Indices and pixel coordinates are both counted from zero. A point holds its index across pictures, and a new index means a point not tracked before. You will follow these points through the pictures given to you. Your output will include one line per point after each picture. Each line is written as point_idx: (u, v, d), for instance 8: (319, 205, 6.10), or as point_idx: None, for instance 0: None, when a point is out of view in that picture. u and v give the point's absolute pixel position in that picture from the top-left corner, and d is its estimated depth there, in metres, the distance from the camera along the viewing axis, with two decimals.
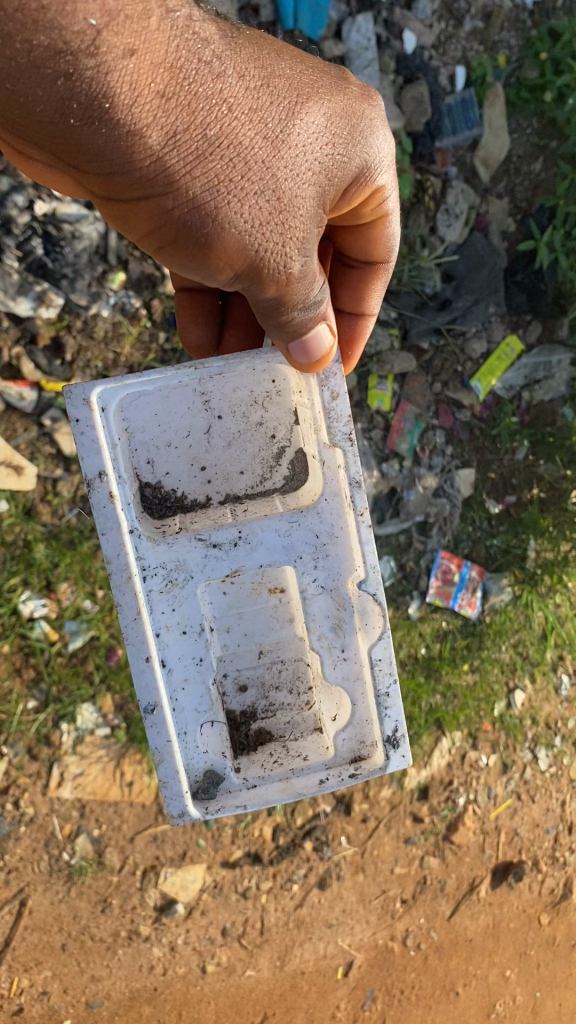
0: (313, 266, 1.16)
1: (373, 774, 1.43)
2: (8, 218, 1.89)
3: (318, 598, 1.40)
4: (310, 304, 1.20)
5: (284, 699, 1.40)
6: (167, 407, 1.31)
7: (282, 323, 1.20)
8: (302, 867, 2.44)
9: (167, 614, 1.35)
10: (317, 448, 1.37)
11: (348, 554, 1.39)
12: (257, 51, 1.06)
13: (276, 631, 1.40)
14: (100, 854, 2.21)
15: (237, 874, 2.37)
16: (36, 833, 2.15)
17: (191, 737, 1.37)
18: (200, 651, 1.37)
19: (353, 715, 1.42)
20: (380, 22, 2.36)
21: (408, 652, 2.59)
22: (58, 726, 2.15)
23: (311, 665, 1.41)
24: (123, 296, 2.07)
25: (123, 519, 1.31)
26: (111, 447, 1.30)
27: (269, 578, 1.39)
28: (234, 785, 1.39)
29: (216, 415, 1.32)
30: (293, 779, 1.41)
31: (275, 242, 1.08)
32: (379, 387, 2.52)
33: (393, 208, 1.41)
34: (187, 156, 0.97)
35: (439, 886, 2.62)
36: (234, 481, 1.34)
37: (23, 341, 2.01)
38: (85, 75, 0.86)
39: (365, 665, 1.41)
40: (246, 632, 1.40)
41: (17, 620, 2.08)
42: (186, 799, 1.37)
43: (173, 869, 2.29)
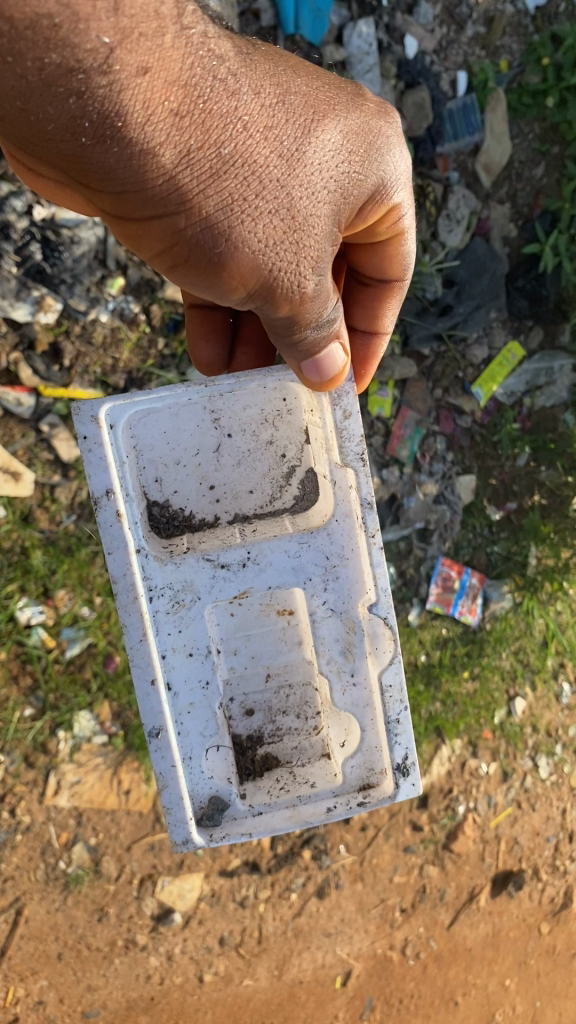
0: (327, 285, 1.15)
1: (382, 803, 1.40)
2: (7, 223, 1.88)
3: (328, 622, 1.37)
4: (323, 323, 1.18)
5: (291, 723, 1.37)
6: (176, 424, 1.31)
7: (294, 341, 1.19)
8: (301, 875, 2.43)
9: (173, 635, 1.33)
10: (328, 468, 1.36)
11: (359, 576, 1.37)
12: (272, 67, 1.05)
13: (284, 653, 1.38)
14: (96, 863, 2.20)
15: (235, 883, 2.36)
16: (32, 841, 2.14)
17: (196, 762, 1.35)
18: (207, 674, 1.35)
19: (362, 742, 1.39)
20: (382, 27, 2.35)
21: (408, 659, 2.58)
22: (55, 734, 2.13)
23: (320, 690, 1.38)
24: (122, 301, 2.05)
25: (130, 538, 1.30)
26: (119, 465, 1.30)
27: (277, 599, 1.37)
28: (239, 812, 1.37)
29: (226, 432, 1.32)
30: (300, 806, 1.38)
31: (288, 261, 1.07)
32: (379, 394, 2.51)
33: (409, 225, 1.40)
34: (201, 175, 0.95)
35: (438, 895, 2.60)
36: (243, 500, 1.33)
37: (21, 346, 1.99)
38: (97, 93, 0.85)
39: (375, 691, 1.39)
40: (253, 655, 1.37)
41: (14, 627, 2.07)
42: (190, 826, 1.34)
43: (170, 877, 2.28)
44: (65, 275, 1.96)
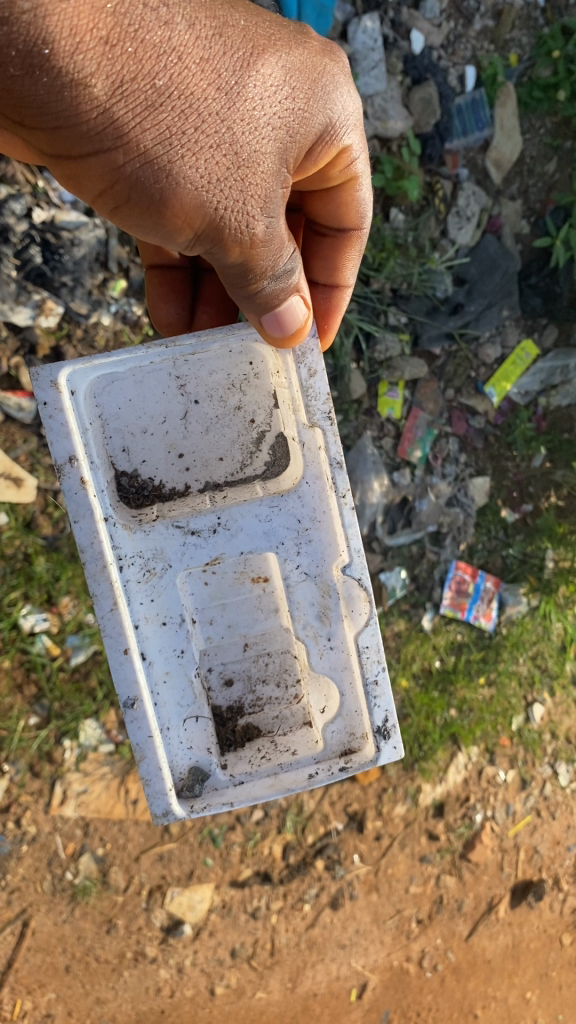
0: (280, 230, 1.13)
1: (364, 767, 1.37)
2: (6, 226, 1.85)
3: (303, 587, 1.34)
4: (280, 273, 1.16)
5: (272, 692, 1.34)
6: (141, 391, 1.26)
7: (252, 292, 1.17)
8: (314, 886, 2.39)
9: (146, 604, 1.29)
10: (296, 430, 1.32)
11: (332, 538, 1.33)
12: (208, 0, 1.03)
13: (261, 622, 1.34)
14: (104, 874, 2.16)
15: (246, 895, 2.32)
16: (38, 852, 2.11)
17: (174, 733, 1.31)
18: (181, 643, 1.31)
19: (342, 707, 1.36)
20: (387, 22, 2.31)
21: (421, 666, 2.51)
22: (61, 743, 2.10)
23: (298, 656, 1.35)
24: (125, 303, 2.04)
25: (97, 506, 1.26)
26: (83, 433, 1.25)
27: (251, 567, 1.33)
28: (221, 782, 1.33)
29: (193, 399, 1.27)
30: (281, 774, 1.35)
31: (235, 200, 1.06)
32: (389, 394, 2.44)
33: (363, 170, 1.38)
34: (136, 107, 0.94)
35: (456, 906, 2.54)
36: (213, 467, 1.29)
37: (22, 351, 1.96)
38: (22, 19, 0.83)
39: (352, 653, 1.36)
40: (229, 624, 1.33)
41: (18, 635, 2.04)
42: (170, 798, 1.30)
43: (179, 888, 2.24)
44: (65, 279, 1.94)
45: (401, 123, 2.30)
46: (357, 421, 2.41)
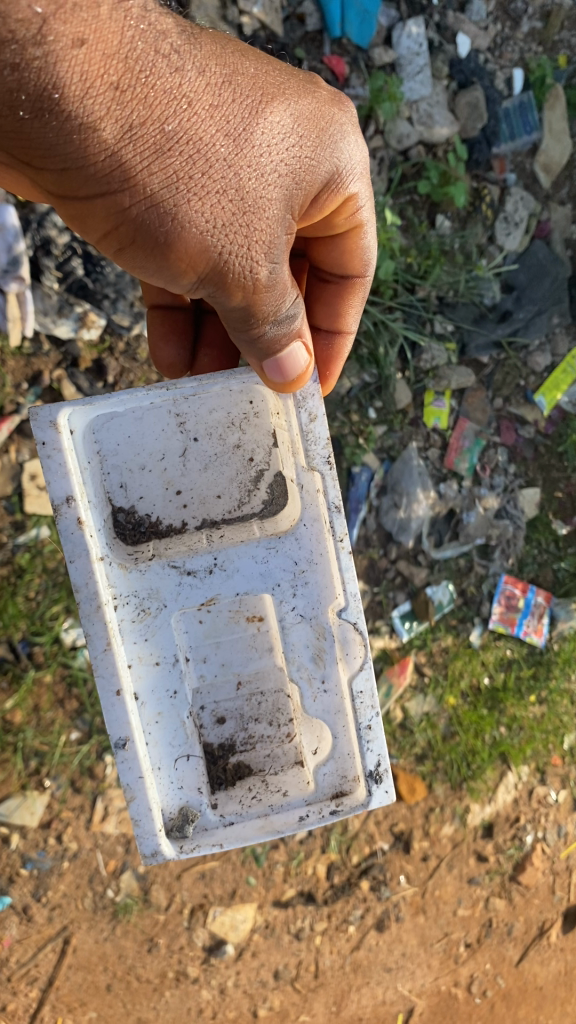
0: (282, 276, 1.12)
1: (355, 811, 1.33)
2: (48, 238, 1.86)
3: (298, 628, 1.33)
4: (282, 318, 1.15)
5: (264, 731, 1.31)
6: (140, 429, 1.23)
7: (252, 335, 1.16)
8: (359, 907, 2.34)
9: (139, 644, 1.28)
10: (295, 472, 1.31)
11: (328, 582, 1.32)
12: (219, 47, 1.03)
13: (255, 661, 1.32)
14: (146, 892, 2.11)
15: (289, 915, 2.27)
16: (79, 869, 2.04)
17: (165, 772, 1.29)
18: (174, 683, 1.30)
19: (335, 749, 1.34)
20: (432, 26, 2.27)
21: (470, 682, 2.44)
22: (102, 758, 2.04)
23: (292, 696, 1.32)
24: None
25: (93, 545, 1.23)
26: (81, 470, 1.23)
27: (246, 605, 1.32)
28: (210, 823, 1.30)
29: (192, 437, 1.25)
30: (272, 816, 1.32)
31: (239, 245, 1.05)
32: (435, 404, 2.38)
33: (369, 215, 1.37)
34: (145, 152, 0.93)
35: (505, 929, 2.48)
36: (211, 505, 1.26)
37: (65, 364, 1.95)
38: (34, 65, 0.83)
39: (346, 698, 1.33)
40: (223, 663, 1.31)
41: (60, 649, 1.98)
42: (159, 838, 1.26)
43: (222, 907, 2.20)
44: (107, 291, 1.93)
45: (448, 128, 2.25)
46: (402, 430, 2.34)
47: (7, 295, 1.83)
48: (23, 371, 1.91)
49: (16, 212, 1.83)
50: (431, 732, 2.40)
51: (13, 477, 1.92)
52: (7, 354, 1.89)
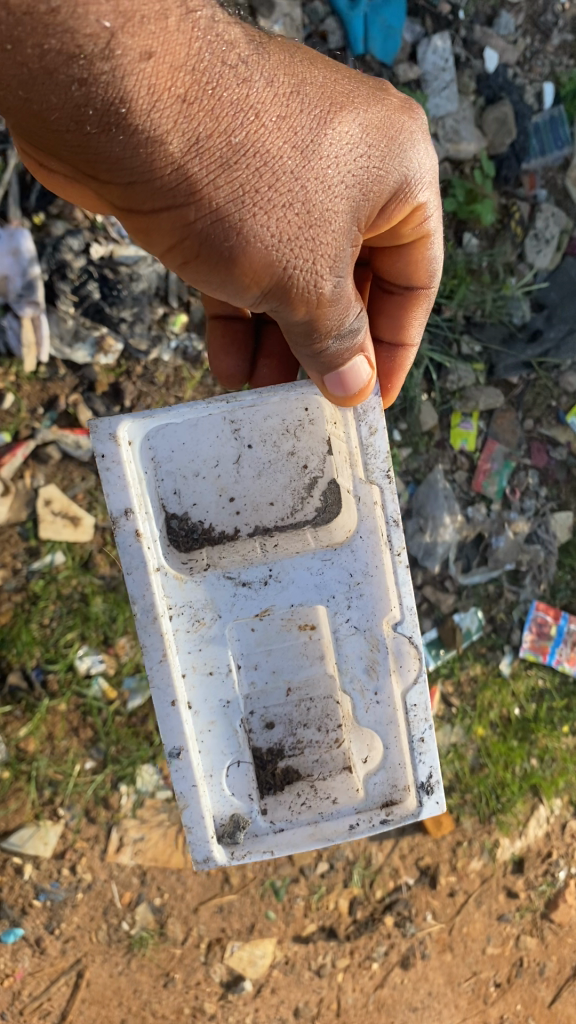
0: (348, 289, 1.08)
1: (406, 821, 1.32)
2: (63, 262, 1.83)
3: (351, 641, 1.32)
4: (345, 333, 1.12)
5: (312, 737, 1.31)
6: (195, 436, 1.28)
7: (317, 351, 1.13)
8: (383, 943, 2.28)
9: (193, 653, 1.28)
10: (352, 484, 1.31)
11: (383, 593, 1.31)
12: (287, 58, 1.02)
13: (306, 669, 1.32)
14: (161, 925, 2.07)
15: (310, 950, 2.21)
16: (94, 901, 2.01)
17: (216, 781, 1.28)
18: (227, 692, 1.30)
19: (386, 759, 1.32)
20: (458, 41, 2.22)
21: (499, 713, 2.37)
22: (117, 788, 2.00)
23: (342, 706, 1.32)
24: (185, 340, 2.00)
25: (150, 557, 1.24)
26: (138, 480, 1.25)
27: (299, 614, 1.32)
28: (260, 830, 1.30)
29: (246, 444, 1.29)
30: (321, 824, 1.31)
31: (304, 259, 1.02)
32: (463, 425, 2.32)
33: (437, 229, 1.33)
34: (210, 165, 0.92)
35: (537, 969, 2.39)
36: (263, 512, 1.30)
37: (81, 388, 1.92)
38: (101, 79, 0.83)
39: (399, 710, 1.32)
40: (274, 671, 1.31)
41: (74, 677, 1.95)
42: (211, 844, 1.26)
43: (240, 942, 2.15)
44: (124, 315, 1.91)
45: (475, 144, 2.20)
46: (428, 453, 2.29)
47: (21, 320, 1.82)
48: (39, 395, 1.90)
49: (32, 237, 1.83)
50: (459, 764, 2.34)
51: (28, 503, 1.91)
52: (22, 379, 1.88)
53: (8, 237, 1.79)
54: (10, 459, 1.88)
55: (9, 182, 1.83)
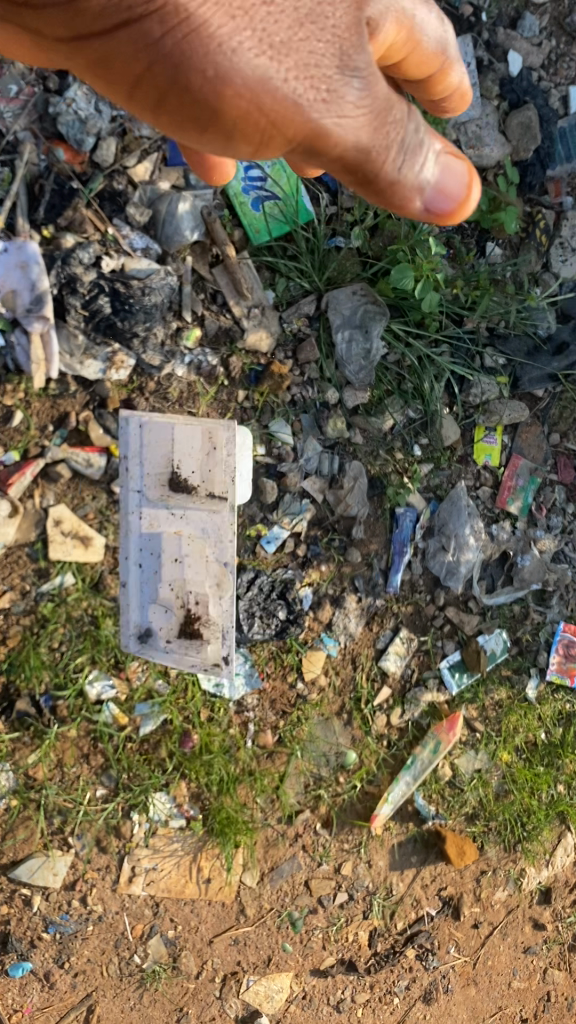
0: (367, 87, 0.89)
1: (208, 670, 1.75)
2: (74, 275, 1.77)
3: (204, 567, 1.73)
4: (396, 147, 0.91)
5: (191, 600, 1.74)
6: (162, 434, 1.69)
7: (370, 176, 0.92)
8: (404, 976, 2.23)
9: (135, 546, 1.75)
10: (225, 484, 1.69)
11: (225, 550, 1.71)
12: None
13: (185, 570, 1.74)
14: (175, 958, 2.00)
15: (329, 983, 2.15)
16: (105, 933, 1.95)
17: (145, 606, 1.77)
18: (145, 562, 1.75)
19: (221, 639, 1.74)
20: (481, 44, 2.15)
21: (525, 739, 2.29)
22: (129, 816, 1.94)
23: (202, 596, 1.74)
24: (199, 354, 1.94)
25: (131, 481, 1.72)
26: (135, 441, 1.71)
27: (189, 524, 1.72)
28: (159, 646, 1.78)
29: (180, 456, 1.70)
30: (189, 654, 1.76)
31: (300, 64, 0.86)
32: (486, 440, 2.24)
33: (455, 53, 1.13)
34: None
35: (565, 999, 2.45)
36: (182, 468, 1.70)
37: (92, 404, 1.88)
38: None
39: (219, 617, 1.74)
40: (188, 565, 1.74)
41: (84, 704, 1.89)
42: (134, 637, 1.78)
43: (256, 976, 2.08)
44: (136, 330, 1.84)
45: (499, 150, 2.15)
46: (450, 468, 2.21)
47: (30, 335, 1.76)
48: (49, 412, 1.85)
49: (41, 250, 1.77)
50: (483, 791, 2.25)
51: (37, 522, 1.85)
52: (32, 395, 1.82)
53: (16, 251, 1.74)
54: (18, 479, 1.82)
55: (17, 192, 1.76)
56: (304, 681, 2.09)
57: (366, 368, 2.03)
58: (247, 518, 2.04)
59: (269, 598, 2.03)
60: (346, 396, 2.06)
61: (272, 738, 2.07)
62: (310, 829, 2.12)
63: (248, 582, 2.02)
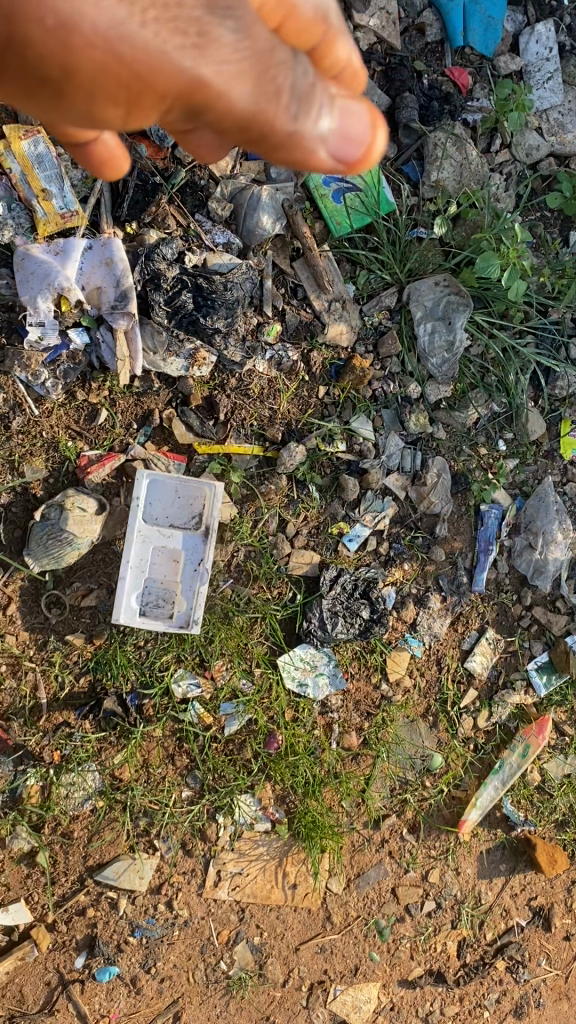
0: (235, 48, 0.81)
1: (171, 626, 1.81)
2: (157, 271, 1.74)
3: (186, 570, 1.84)
4: (282, 94, 0.83)
5: (176, 594, 1.84)
6: (183, 489, 1.83)
7: (257, 128, 0.84)
8: (494, 990, 2.15)
9: (179, 558, 1.85)
10: (202, 525, 1.83)
11: (191, 552, 1.84)
12: None
13: (185, 574, 1.84)
14: (261, 966, 1.95)
15: (418, 996, 2.08)
16: (191, 938, 1.91)
17: (169, 592, 1.85)
18: (176, 567, 1.85)
19: (178, 610, 1.82)
20: (563, 29, 2.08)
21: None
22: (214, 819, 1.91)
23: (185, 584, 1.83)
24: (280, 350, 1.91)
25: (182, 511, 1.85)
26: (189, 497, 1.85)
27: (195, 526, 1.85)
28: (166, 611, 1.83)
29: (193, 499, 1.84)
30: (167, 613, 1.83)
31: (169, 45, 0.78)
32: (573, 433, 2.15)
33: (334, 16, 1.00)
34: None
35: None
36: (184, 510, 1.85)
37: (175, 402, 1.87)
38: None
39: (182, 595, 1.83)
40: (182, 569, 1.85)
41: (170, 703, 1.87)
42: (166, 609, 1.83)
43: (343, 985, 2.02)
44: (218, 326, 1.79)
45: None
46: (536, 463, 2.14)
47: (115, 332, 1.74)
48: (133, 410, 1.84)
49: (125, 247, 1.75)
50: (574, 796, 2.18)
51: (123, 521, 1.84)
52: (116, 393, 1.82)
53: (101, 248, 1.73)
54: (98, 466, 1.81)
55: (101, 189, 1.75)
56: (388, 682, 2.04)
57: (449, 361, 1.99)
58: (328, 516, 1.98)
59: (352, 597, 1.97)
60: (428, 390, 2.01)
61: (357, 740, 2.02)
62: (396, 834, 2.06)
63: (331, 580, 1.96)
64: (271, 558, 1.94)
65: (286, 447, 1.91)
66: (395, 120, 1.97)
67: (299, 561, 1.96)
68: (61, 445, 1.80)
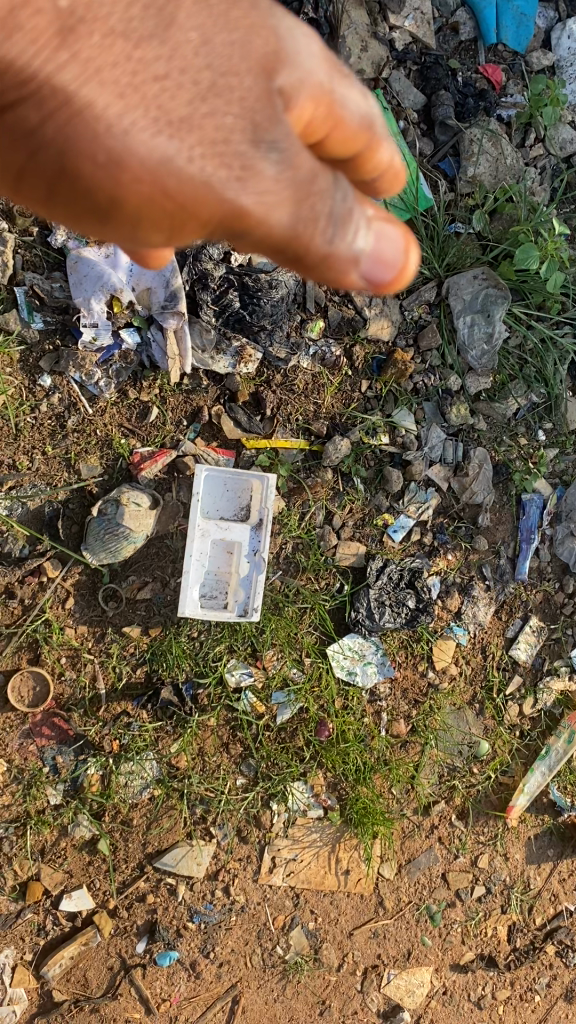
0: (277, 180, 0.77)
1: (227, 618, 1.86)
2: (204, 272, 1.79)
3: (239, 561, 1.88)
4: (320, 223, 0.81)
5: (230, 584, 1.89)
6: (233, 482, 1.89)
7: (293, 250, 0.82)
8: (544, 974, 2.17)
9: (231, 549, 1.90)
10: (253, 517, 1.87)
11: (242, 544, 1.87)
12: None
13: (237, 565, 1.89)
14: (316, 950, 1.99)
15: (470, 980, 2.11)
16: (247, 923, 1.95)
17: (222, 582, 1.90)
18: (227, 558, 1.91)
19: (233, 601, 1.86)
20: None
21: None
22: (269, 806, 1.95)
23: (238, 574, 1.88)
24: (323, 346, 1.95)
25: (232, 503, 1.90)
26: (238, 490, 1.90)
27: (246, 518, 1.88)
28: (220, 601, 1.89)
29: (242, 492, 1.90)
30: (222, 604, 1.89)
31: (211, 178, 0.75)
32: None
33: (378, 124, 0.94)
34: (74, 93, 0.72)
35: None
36: (234, 502, 1.90)
37: (222, 399, 1.91)
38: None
39: (236, 586, 1.88)
40: (234, 560, 1.90)
41: (223, 692, 1.91)
42: (221, 600, 1.89)
43: (396, 970, 2.05)
44: (263, 324, 1.84)
45: None
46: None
47: (166, 333, 1.80)
48: (183, 408, 1.89)
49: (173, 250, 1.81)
50: None
51: (175, 515, 1.89)
52: (166, 391, 1.87)
53: None
54: (150, 463, 1.86)
55: None
56: (435, 670, 2.07)
57: (489, 351, 2.00)
58: (373, 508, 2.02)
59: (398, 587, 2.01)
60: (468, 382, 2.03)
61: (406, 728, 2.05)
62: (446, 821, 2.10)
63: (377, 571, 2.00)
64: (319, 549, 1.98)
65: (331, 441, 1.95)
66: (432, 118, 2.00)
67: (346, 552, 2.00)
68: (115, 442, 1.85)
